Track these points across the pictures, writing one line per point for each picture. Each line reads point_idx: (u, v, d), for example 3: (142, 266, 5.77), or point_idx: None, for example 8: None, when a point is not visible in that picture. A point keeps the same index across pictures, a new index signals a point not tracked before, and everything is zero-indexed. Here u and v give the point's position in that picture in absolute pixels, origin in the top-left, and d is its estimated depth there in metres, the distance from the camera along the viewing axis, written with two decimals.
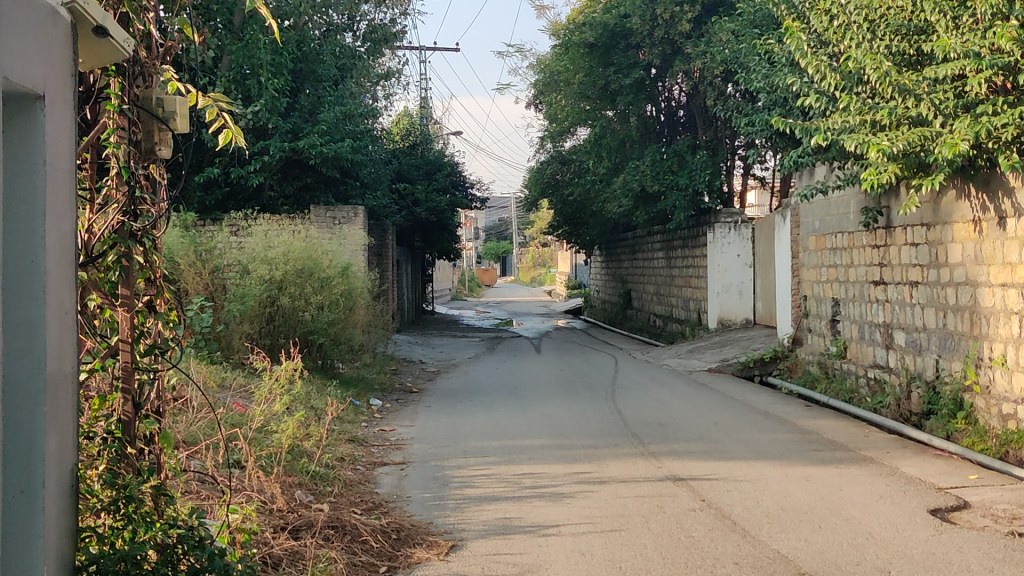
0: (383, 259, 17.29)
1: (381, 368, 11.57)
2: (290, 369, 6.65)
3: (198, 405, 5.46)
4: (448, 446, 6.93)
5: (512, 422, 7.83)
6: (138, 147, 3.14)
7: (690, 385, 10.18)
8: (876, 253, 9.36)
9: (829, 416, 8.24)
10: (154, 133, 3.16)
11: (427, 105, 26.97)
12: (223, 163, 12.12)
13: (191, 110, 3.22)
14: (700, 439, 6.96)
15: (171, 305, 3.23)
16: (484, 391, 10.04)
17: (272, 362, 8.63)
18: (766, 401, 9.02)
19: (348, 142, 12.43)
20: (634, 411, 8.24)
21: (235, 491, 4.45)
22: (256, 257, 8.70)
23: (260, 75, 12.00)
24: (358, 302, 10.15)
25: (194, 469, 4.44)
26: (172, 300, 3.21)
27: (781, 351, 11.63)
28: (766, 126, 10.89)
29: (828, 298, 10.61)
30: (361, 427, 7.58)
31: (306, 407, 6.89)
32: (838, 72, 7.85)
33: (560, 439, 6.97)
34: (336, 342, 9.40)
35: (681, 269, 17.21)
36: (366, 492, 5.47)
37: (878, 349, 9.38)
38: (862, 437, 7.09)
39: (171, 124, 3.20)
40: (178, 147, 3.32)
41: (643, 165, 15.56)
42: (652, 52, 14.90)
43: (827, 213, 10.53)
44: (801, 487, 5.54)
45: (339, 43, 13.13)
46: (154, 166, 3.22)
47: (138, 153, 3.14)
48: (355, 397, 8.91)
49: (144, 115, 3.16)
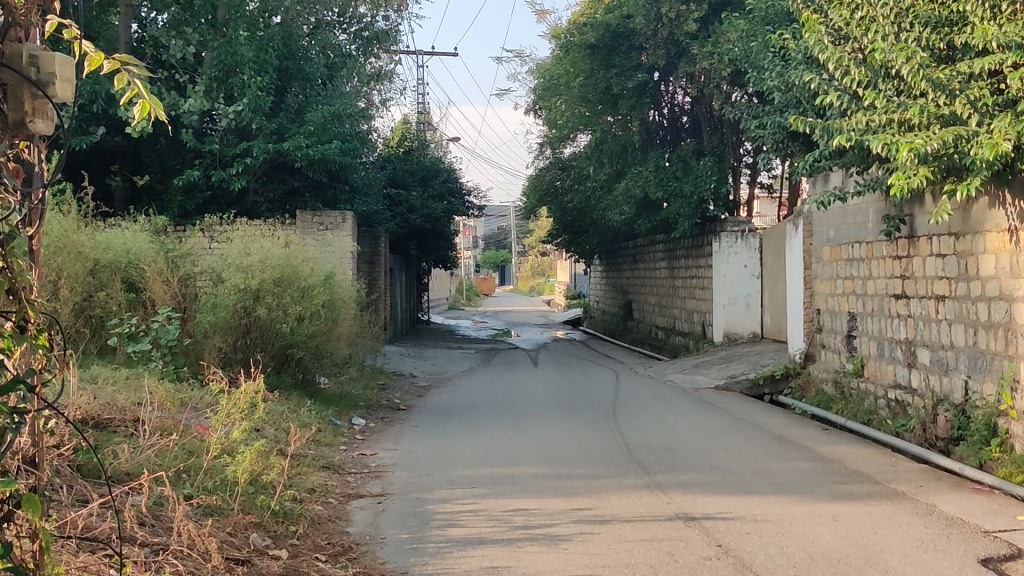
0: (374, 267, 16.65)
1: (368, 383, 10.94)
2: (255, 391, 5.97)
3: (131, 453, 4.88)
4: (433, 474, 6.28)
5: (504, 446, 7.19)
6: (5, 119, 2.50)
7: (695, 405, 9.55)
8: (898, 264, 8.73)
9: (849, 441, 7.58)
10: (27, 101, 2.50)
11: (425, 109, 26.40)
12: (203, 165, 11.46)
13: (75, 72, 2.57)
14: (711, 468, 6.30)
15: (40, 326, 2.61)
16: (477, 409, 9.40)
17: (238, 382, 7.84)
18: (780, 423, 8.38)
19: (336, 143, 11.68)
20: (638, 435, 7.59)
21: (161, 546, 3.85)
22: (230, 263, 7.96)
23: (243, 74, 11.31)
24: (342, 311, 9.49)
25: (109, 529, 3.81)
26: (40, 318, 2.60)
27: (793, 367, 11.00)
28: (778, 129, 10.25)
29: (843, 312, 9.98)
30: (338, 451, 6.96)
31: (275, 433, 6.24)
32: (863, 68, 7.22)
33: (558, 467, 6.32)
34: (318, 356, 8.71)
35: (686, 280, 16.56)
36: (336, 532, 4.83)
37: (899, 368, 8.74)
38: (890, 467, 6.44)
39: (49, 91, 2.53)
40: (64, 123, 2.69)
41: (646, 171, 14.95)
42: (656, 53, 14.27)
43: (843, 221, 9.91)
44: (829, 529, 4.88)
45: (328, 40, 12.52)
46: (27, 144, 2.60)
47: (4, 127, 2.49)
48: (335, 417, 8.22)
49: (12, 78, 2.50)
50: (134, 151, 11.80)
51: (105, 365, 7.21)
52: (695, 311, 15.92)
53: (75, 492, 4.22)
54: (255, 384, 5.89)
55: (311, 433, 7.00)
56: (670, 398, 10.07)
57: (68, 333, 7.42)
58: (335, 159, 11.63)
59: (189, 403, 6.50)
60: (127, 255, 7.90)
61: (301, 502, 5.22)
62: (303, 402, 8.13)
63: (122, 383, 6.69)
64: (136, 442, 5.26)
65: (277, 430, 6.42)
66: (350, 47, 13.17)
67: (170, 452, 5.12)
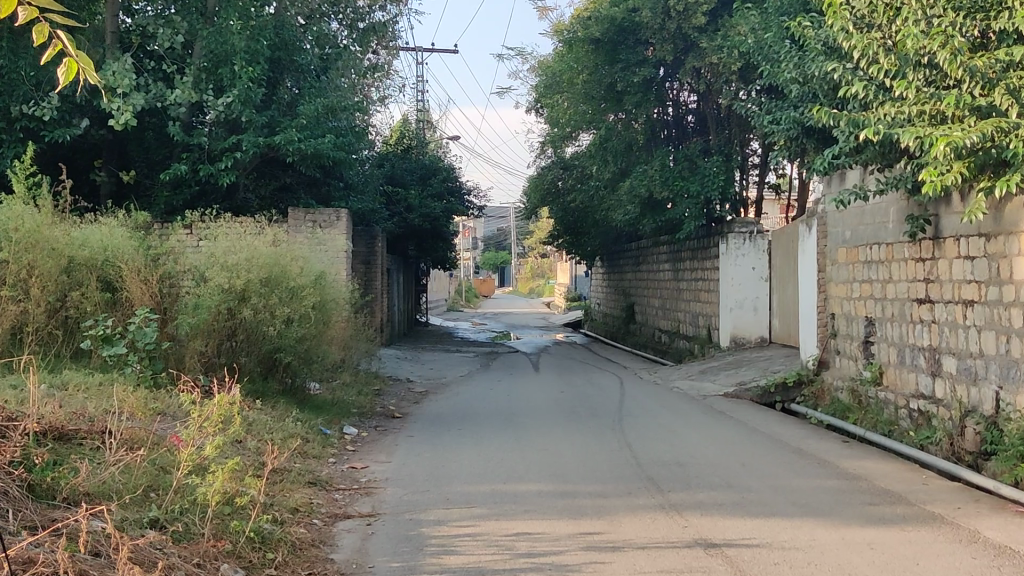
0: (370, 268, 16.18)
1: (362, 389, 10.46)
2: (231, 400, 5.49)
3: (89, 472, 4.40)
4: (428, 491, 5.80)
5: (504, 460, 6.72)
6: None
7: (705, 413, 9.06)
8: (921, 267, 8.26)
9: (873, 454, 7.10)
10: None
11: (424, 108, 25.93)
12: (191, 159, 10.97)
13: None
14: (729, 486, 5.83)
15: None
16: (475, 418, 8.92)
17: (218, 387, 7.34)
18: (796, 435, 7.90)
19: (330, 138, 11.15)
20: (647, 448, 7.12)
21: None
22: (214, 261, 7.44)
23: (234, 64, 10.82)
24: (333, 312, 9.01)
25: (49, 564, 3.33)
26: None
27: (806, 374, 10.52)
28: (793, 124, 9.78)
29: (860, 316, 9.51)
30: (327, 464, 6.49)
31: (254, 451, 5.76)
32: (893, 56, 6.76)
33: (563, 485, 5.84)
34: (308, 360, 8.23)
35: (691, 282, 16.09)
36: (319, 560, 4.36)
37: (922, 376, 8.27)
38: (921, 486, 5.96)
39: None
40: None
41: (651, 169, 14.47)
42: (664, 47, 13.81)
43: (860, 222, 9.45)
44: (867, 559, 4.39)
45: (322, 32, 12.04)
46: None
47: None
48: (324, 426, 7.76)
49: None
50: (119, 145, 11.29)
51: (77, 369, 6.72)
52: (701, 314, 15.44)
53: (19, 518, 3.74)
54: (231, 394, 5.41)
55: (295, 447, 6.53)
56: (678, 406, 9.59)
57: (40, 335, 6.95)
58: (328, 154, 11.12)
59: (154, 411, 5.98)
60: (103, 252, 7.38)
61: (281, 525, 4.74)
62: (290, 411, 7.66)
63: (94, 390, 6.20)
64: (100, 457, 4.76)
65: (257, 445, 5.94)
66: (345, 40, 12.72)
67: (137, 469, 4.64)
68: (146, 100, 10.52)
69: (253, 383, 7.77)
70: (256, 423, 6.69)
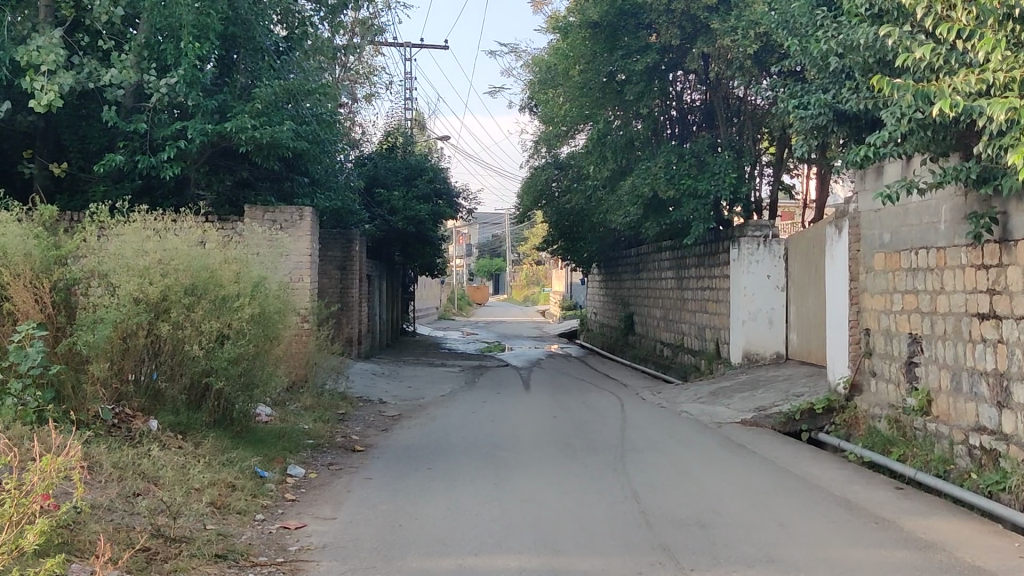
0: (347, 274, 14.84)
1: (323, 414, 9.06)
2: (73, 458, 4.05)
3: None
4: (377, 565, 4.42)
5: (479, 517, 5.39)
6: None
7: (722, 447, 7.69)
8: (983, 275, 6.88)
9: (939, 510, 5.70)
10: None
11: (413, 107, 24.57)
12: (129, 148, 9.57)
13: None
14: (770, 561, 4.48)
15: None
16: (451, 451, 7.57)
17: (125, 424, 5.98)
18: (836, 480, 6.52)
19: (289, 125, 9.73)
20: (658, 500, 5.77)
21: None
22: (125, 265, 6.03)
23: (178, 40, 9.38)
24: (283, 322, 7.64)
25: None
26: None
27: (836, 400, 9.11)
28: (825, 108, 8.41)
29: (902, 333, 8.16)
30: (253, 525, 5.12)
31: (129, 524, 4.35)
32: (974, 6, 5.35)
33: (553, 559, 4.48)
34: (248, 382, 6.87)
35: (696, 292, 14.72)
36: None
37: (984, 408, 6.89)
38: (1019, 560, 4.56)
39: None
40: None
41: (655, 166, 13.01)
42: (671, 30, 12.44)
43: (904, 222, 8.10)
44: None
45: (284, 6, 10.54)
46: None
47: None
48: (260, 464, 6.40)
49: None
50: (49, 132, 9.83)
51: None
52: (708, 327, 14.07)
53: None
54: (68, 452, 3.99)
55: (209, 505, 5.18)
56: (689, 436, 8.24)
57: None
58: (288, 144, 9.74)
59: (9, 456, 4.56)
60: None
61: None
62: (219, 447, 6.28)
63: None
64: None
65: (141, 514, 4.54)
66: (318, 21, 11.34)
67: None
68: (75, 80, 9.09)
69: (176, 413, 6.40)
70: (161, 473, 5.32)
